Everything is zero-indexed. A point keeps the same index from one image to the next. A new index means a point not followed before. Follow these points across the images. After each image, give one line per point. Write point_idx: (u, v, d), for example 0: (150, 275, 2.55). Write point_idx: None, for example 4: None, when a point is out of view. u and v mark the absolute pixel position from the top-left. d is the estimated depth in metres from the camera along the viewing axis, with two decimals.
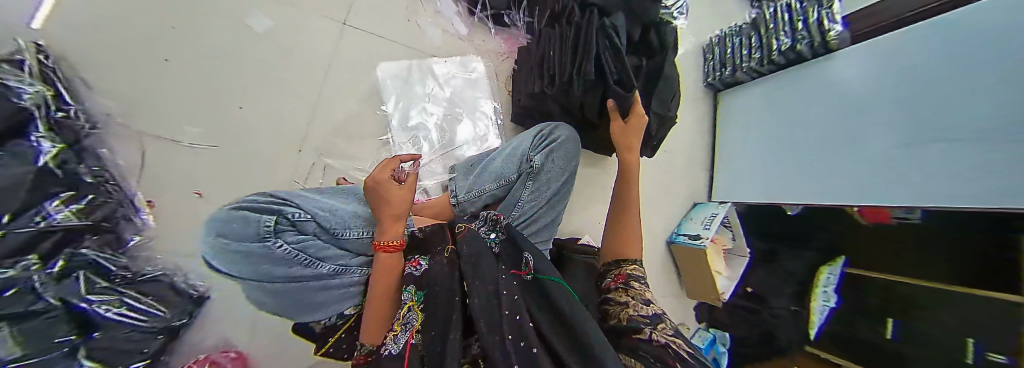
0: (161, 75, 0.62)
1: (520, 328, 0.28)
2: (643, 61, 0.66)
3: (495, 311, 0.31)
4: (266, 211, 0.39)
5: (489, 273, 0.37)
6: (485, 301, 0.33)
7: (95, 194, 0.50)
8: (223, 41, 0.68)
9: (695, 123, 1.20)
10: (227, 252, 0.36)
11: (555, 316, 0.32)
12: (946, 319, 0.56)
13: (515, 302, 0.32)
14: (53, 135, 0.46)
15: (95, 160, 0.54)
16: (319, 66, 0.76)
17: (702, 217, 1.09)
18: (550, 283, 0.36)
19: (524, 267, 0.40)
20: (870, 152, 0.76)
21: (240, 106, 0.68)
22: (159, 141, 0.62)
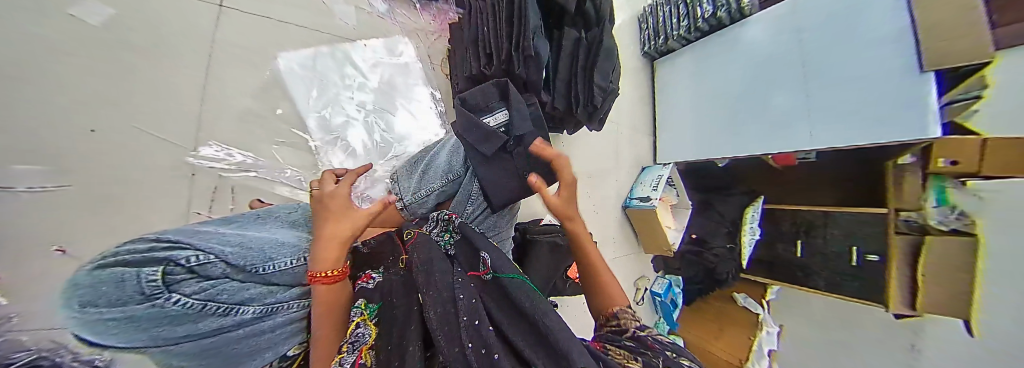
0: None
1: (482, 336, 0.24)
2: (581, 32, 0.66)
3: (449, 318, 0.27)
4: (149, 260, 0.26)
5: (442, 276, 0.32)
6: (441, 309, 0.28)
7: None
8: (51, 43, 0.51)
9: (635, 92, 1.24)
10: (94, 325, 0.24)
11: (517, 312, 0.28)
12: (847, 236, 0.80)
13: (473, 305, 0.28)
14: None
15: None
16: (204, 66, 0.63)
17: (649, 180, 1.16)
18: (510, 279, 0.32)
19: (482, 267, 0.36)
20: (779, 108, 0.87)
21: (93, 128, 0.54)
22: None
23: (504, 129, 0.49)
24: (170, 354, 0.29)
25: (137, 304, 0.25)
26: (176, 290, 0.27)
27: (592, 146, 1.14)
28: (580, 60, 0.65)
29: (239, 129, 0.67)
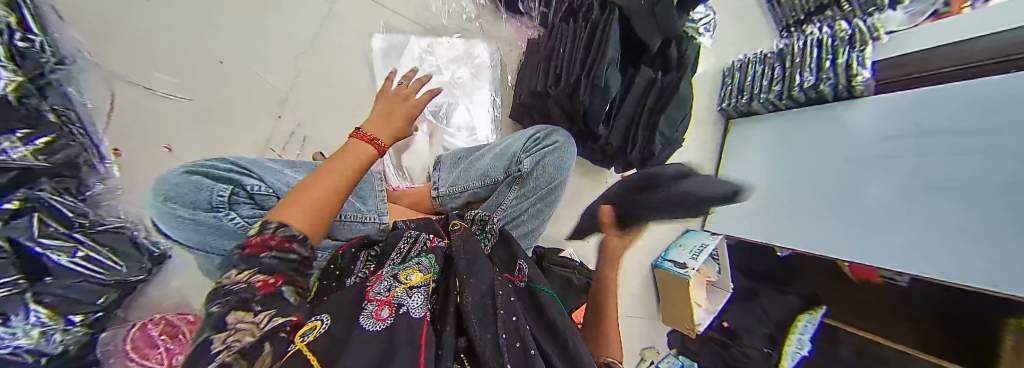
0: (137, 16, 0.62)
1: (517, 333, 0.29)
2: (658, 75, 0.64)
3: (488, 306, 0.31)
4: (222, 179, 0.34)
5: (485, 271, 0.36)
6: (477, 298, 0.32)
7: (57, 136, 0.46)
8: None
9: (699, 148, 1.15)
10: (171, 217, 0.33)
11: (545, 328, 0.33)
12: None
13: (510, 302, 0.32)
14: (15, 66, 0.42)
15: (60, 98, 0.50)
16: (313, 30, 0.75)
17: (692, 245, 1.06)
18: (544, 293, 0.36)
19: (517, 272, 0.40)
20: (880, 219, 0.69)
21: (220, 60, 0.68)
22: (127, 85, 0.62)
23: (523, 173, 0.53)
24: (213, 261, 0.37)
25: (202, 211, 0.33)
26: (231, 209, 0.34)
27: None
28: (649, 102, 0.64)
29: (321, 87, 0.75)
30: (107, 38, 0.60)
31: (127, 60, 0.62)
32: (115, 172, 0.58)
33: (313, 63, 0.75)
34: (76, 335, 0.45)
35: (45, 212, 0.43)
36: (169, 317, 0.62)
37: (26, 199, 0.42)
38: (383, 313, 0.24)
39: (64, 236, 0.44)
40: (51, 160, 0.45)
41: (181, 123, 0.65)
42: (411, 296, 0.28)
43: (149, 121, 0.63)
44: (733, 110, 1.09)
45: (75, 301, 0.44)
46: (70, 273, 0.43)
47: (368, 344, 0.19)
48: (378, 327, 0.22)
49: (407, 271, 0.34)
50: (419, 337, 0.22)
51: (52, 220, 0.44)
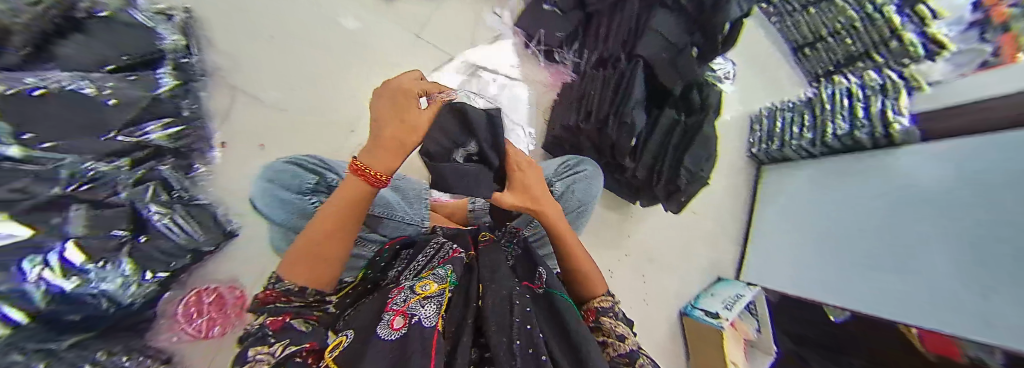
0: (260, 47, 0.75)
1: (530, 340, 0.31)
2: (681, 115, 0.68)
3: (507, 314, 0.33)
4: (311, 171, 0.44)
5: (504, 280, 0.38)
6: (496, 304, 0.34)
7: (187, 125, 0.62)
8: (317, 30, 0.79)
9: (730, 191, 1.13)
10: (269, 195, 0.42)
11: (563, 342, 0.33)
12: None
13: (525, 313, 0.34)
14: (176, 74, 0.60)
15: (193, 100, 0.65)
16: (390, 65, 0.83)
17: (726, 295, 1.00)
18: (559, 298, 0.37)
19: (537, 281, 0.42)
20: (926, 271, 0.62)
21: (315, 83, 0.78)
22: (247, 99, 0.74)
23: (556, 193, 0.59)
24: (286, 237, 0.44)
25: (293, 192, 0.42)
26: (313, 195, 0.43)
27: (662, 229, 1.05)
28: (674, 139, 0.68)
29: None
30: (236, 60, 0.73)
31: (248, 77, 0.74)
32: (217, 159, 0.70)
33: (385, 93, 0.83)
34: (147, 291, 0.53)
35: (161, 184, 0.55)
36: (222, 288, 0.70)
37: (149, 170, 0.54)
38: (397, 323, 0.25)
39: (166, 203, 0.54)
40: (178, 143, 0.60)
41: (274, 130, 0.76)
42: (424, 306, 0.29)
43: (252, 126, 0.74)
44: (764, 154, 1.08)
45: (156, 260, 0.52)
46: (161, 236, 0.53)
47: (383, 351, 0.21)
48: (393, 337, 0.23)
49: (423, 281, 0.35)
50: (433, 343, 0.23)
51: (161, 189, 0.55)
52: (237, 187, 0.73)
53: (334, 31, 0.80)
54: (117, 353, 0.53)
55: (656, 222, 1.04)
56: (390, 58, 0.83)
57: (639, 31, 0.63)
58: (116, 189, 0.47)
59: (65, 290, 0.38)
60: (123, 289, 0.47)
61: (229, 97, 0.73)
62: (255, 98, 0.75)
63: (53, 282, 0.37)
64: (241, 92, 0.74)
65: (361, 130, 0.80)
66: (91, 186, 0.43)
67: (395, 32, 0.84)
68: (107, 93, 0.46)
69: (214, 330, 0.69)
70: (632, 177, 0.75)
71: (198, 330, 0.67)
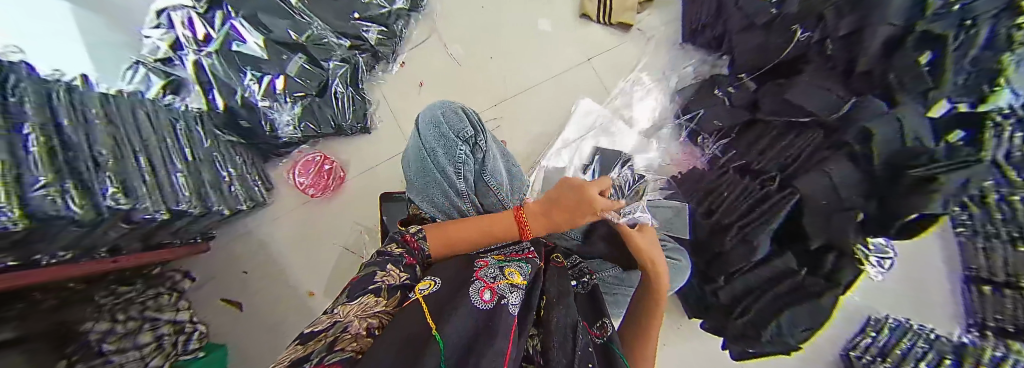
0: (470, 10, 0.89)
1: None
2: (801, 268, 0.59)
3: (570, 341, 0.32)
4: (474, 125, 0.48)
5: (570, 309, 0.36)
6: (562, 327, 0.33)
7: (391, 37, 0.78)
8: (515, 16, 0.90)
9: None
10: (434, 123, 0.47)
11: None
12: None
13: (587, 351, 0.33)
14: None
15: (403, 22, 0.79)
16: (553, 72, 0.90)
17: None
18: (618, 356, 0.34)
19: (597, 328, 0.39)
20: None
21: (491, 56, 0.88)
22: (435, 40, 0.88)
23: None
24: (423, 162, 0.49)
25: (452, 133, 0.47)
26: (464, 144, 0.47)
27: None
28: (779, 288, 0.60)
29: (526, 106, 0.88)
30: (449, 10, 0.88)
31: (447, 25, 0.88)
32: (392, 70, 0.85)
33: (534, 89, 0.89)
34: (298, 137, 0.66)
35: (350, 67, 0.71)
36: (335, 168, 0.80)
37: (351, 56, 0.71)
38: (487, 295, 0.26)
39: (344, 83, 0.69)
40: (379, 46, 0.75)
41: (438, 70, 0.86)
42: (512, 291, 0.29)
43: (426, 63, 0.86)
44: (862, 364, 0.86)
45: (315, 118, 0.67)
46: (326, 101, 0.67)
47: (471, 318, 0.22)
48: (484, 307, 0.24)
49: (509, 268, 0.34)
50: (512, 330, 0.23)
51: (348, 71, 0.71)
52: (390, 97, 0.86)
53: (530, 28, 0.90)
54: (247, 171, 0.65)
55: (700, 353, 0.90)
56: (558, 67, 0.90)
57: (807, 163, 0.56)
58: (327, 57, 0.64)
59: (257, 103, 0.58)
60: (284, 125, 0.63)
61: (427, 34, 0.87)
62: (445, 49, 0.87)
63: (254, 95, 0.57)
64: (437, 35, 0.87)
65: (500, 107, 0.87)
66: (316, 47, 0.62)
67: (574, 52, 0.91)
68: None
69: (310, 191, 0.80)
70: (712, 295, 0.69)
71: (298, 185, 0.80)
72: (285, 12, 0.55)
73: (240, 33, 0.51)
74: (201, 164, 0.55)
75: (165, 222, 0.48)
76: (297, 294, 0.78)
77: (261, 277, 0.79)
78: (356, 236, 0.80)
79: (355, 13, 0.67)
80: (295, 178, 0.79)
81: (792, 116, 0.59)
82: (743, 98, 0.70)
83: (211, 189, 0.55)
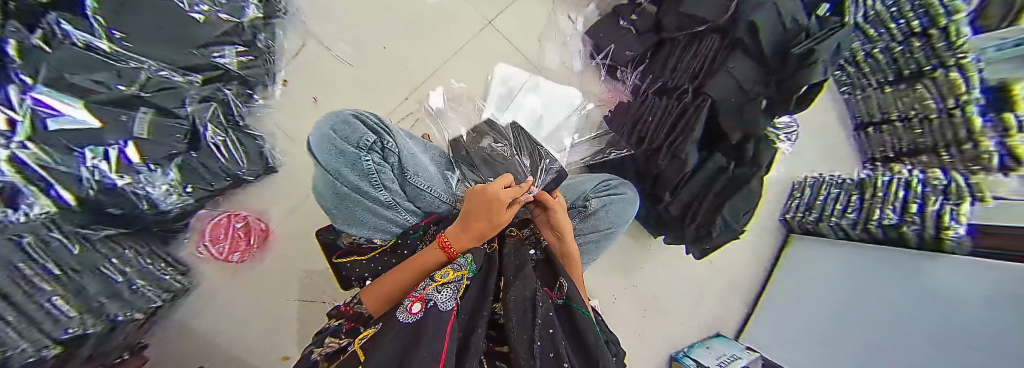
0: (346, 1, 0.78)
1: (553, 345, 0.30)
2: (730, 163, 0.64)
3: (529, 313, 0.33)
4: (370, 130, 0.45)
5: (530, 278, 0.37)
6: (521, 301, 0.34)
7: (260, 57, 0.64)
8: None
9: (750, 250, 1.07)
10: (326, 142, 0.43)
11: (580, 351, 0.34)
12: None
13: (550, 316, 0.33)
14: (261, 6, 0.63)
15: (269, 34, 0.67)
16: (458, 45, 0.83)
17: (720, 350, 0.91)
18: (579, 312, 0.36)
19: (556, 290, 0.40)
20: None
21: (384, 46, 0.80)
22: (317, 45, 0.77)
23: (582, 205, 0.60)
24: (333, 188, 0.45)
25: (350, 146, 0.44)
26: (368, 153, 0.44)
27: (680, 273, 1.01)
28: (714, 190, 0.66)
29: (441, 89, 0.82)
30: (321, 8, 0.77)
31: (327, 25, 0.77)
32: (277, 94, 0.73)
33: (445, 69, 0.82)
34: (185, 204, 0.54)
35: (221, 104, 0.56)
36: (251, 221, 0.73)
37: (214, 91, 0.55)
38: (415, 307, 0.28)
39: (221, 125, 0.56)
40: (248, 71, 0.62)
41: (333, 82, 0.77)
42: (441, 291, 0.30)
43: (316, 74, 0.77)
44: (797, 222, 1.01)
45: (199, 174, 0.54)
46: (208, 153, 0.54)
47: (399, 339, 0.24)
48: (409, 320, 0.26)
49: (442, 269, 0.36)
50: (449, 327, 0.26)
51: (221, 111, 0.56)
52: (289, 126, 0.76)
53: (417, 3, 0.81)
54: (142, 254, 0.55)
55: (670, 262, 1.00)
56: (460, 38, 0.84)
57: (712, 69, 0.60)
58: (184, 102, 0.48)
59: (116, 185, 0.40)
60: (166, 197, 0.48)
61: (302, 41, 0.76)
62: (330, 52, 0.77)
63: (107, 175, 0.38)
64: (317, 40, 0.76)
65: (416, 100, 0.81)
66: (163, 93, 0.45)
67: (471, 16, 0.84)
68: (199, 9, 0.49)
69: (235, 256, 0.72)
70: (664, 211, 0.74)
71: (217, 255, 0.72)
72: (97, 62, 0.37)
73: (50, 105, 0.32)
74: (84, 272, 0.42)
75: (65, 357, 0.39)
76: (269, 362, 0.72)
77: (218, 363, 0.71)
78: (309, 282, 0.75)
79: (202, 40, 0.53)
80: (210, 249, 0.71)
81: (691, 27, 0.65)
82: (647, 22, 0.74)
83: (108, 297, 0.44)
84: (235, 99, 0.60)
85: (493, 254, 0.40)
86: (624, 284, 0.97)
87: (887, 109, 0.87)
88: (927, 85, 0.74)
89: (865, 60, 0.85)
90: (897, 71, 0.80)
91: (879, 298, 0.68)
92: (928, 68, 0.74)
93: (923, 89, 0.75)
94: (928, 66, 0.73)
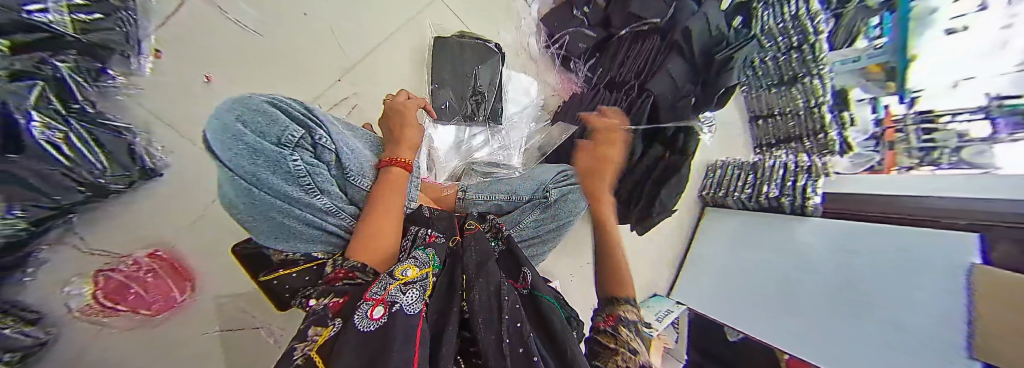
0: None
1: (521, 339, 0.26)
2: (666, 152, 0.72)
3: (493, 307, 0.29)
4: (296, 122, 0.38)
5: (492, 273, 0.34)
6: (485, 299, 0.30)
7: (111, 17, 0.47)
8: None
9: (674, 225, 1.22)
10: (229, 139, 0.31)
11: (550, 337, 0.30)
12: None
13: (516, 309, 0.30)
14: None
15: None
16: (398, 22, 0.75)
17: (655, 308, 1.05)
18: (545, 301, 0.35)
19: (522, 280, 0.40)
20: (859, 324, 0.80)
21: (305, 13, 0.67)
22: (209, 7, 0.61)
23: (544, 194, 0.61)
24: (249, 197, 0.34)
25: (271, 143, 0.34)
26: (296, 151, 0.37)
27: (622, 248, 1.13)
28: (655, 174, 0.73)
29: (379, 71, 0.73)
30: None
31: None
32: (148, 70, 0.55)
33: (382, 48, 0.73)
34: (15, 231, 0.39)
35: (49, 84, 0.39)
36: (154, 304, 0.56)
37: (39, 65, 0.38)
38: (376, 312, 0.21)
39: (56, 115, 0.39)
40: (89, 38, 0.44)
41: (236, 54, 0.62)
42: (406, 292, 0.25)
43: (203, 45, 0.60)
44: (710, 199, 1.18)
45: (35, 191, 0.38)
46: (47, 160, 0.38)
47: (353, 345, 0.17)
48: (371, 328, 0.19)
49: (403, 266, 0.31)
50: (416, 337, 0.19)
51: (52, 93, 0.39)
52: (172, 112, 0.58)
53: None
54: None
55: None
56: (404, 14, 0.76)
57: (654, 68, 0.65)
58: None
59: None
60: None
61: None
62: (226, 16, 0.62)
63: None
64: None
65: (351, 78, 0.70)
66: None
67: None
68: None
69: (117, 295, 0.53)
70: (613, 196, 0.80)
71: (118, 277, 0.54)
72: None
73: None
74: None
75: None
76: None
77: None
78: (229, 309, 0.63)
79: None
80: (129, 272, 0.55)
81: (635, 25, 0.70)
82: (597, 16, 0.78)
83: None
84: (66, 73, 0.41)
85: (455, 250, 0.41)
86: (576, 264, 1.04)
87: (771, 106, 1.05)
88: (800, 90, 0.92)
89: (765, 62, 0.97)
90: (780, 77, 0.96)
91: (770, 260, 0.87)
92: (799, 76, 0.91)
93: (797, 92, 0.93)
94: (799, 73, 0.91)
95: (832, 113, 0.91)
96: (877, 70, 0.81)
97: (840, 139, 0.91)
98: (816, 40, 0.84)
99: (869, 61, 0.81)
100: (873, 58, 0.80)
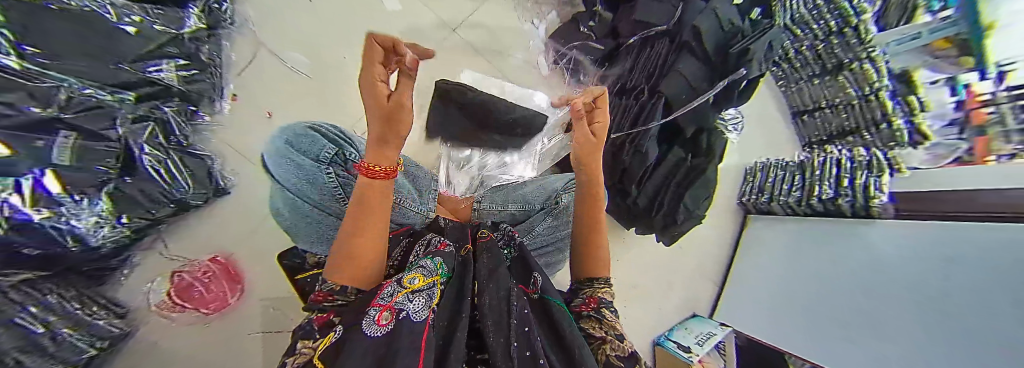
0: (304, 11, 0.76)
1: (529, 344, 0.26)
2: (689, 155, 0.70)
3: (504, 313, 0.28)
4: (333, 141, 0.43)
5: (501, 278, 0.32)
6: (494, 306, 0.29)
7: (206, 69, 0.60)
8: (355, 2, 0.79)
9: (713, 235, 1.11)
10: (281, 159, 0.40)
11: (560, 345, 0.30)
12: None
13: (525, 314, 0.29)
14: (203, 17, 0.59)
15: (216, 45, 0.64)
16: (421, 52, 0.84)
17: (698, 330, 0.95)
18: (554, 305, 0.33)
19: (532, 285, 0.38)
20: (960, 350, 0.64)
21: (345, 55, 0.78)
22: (272, 57, 0.74)
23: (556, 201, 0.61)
24: (295, 205, 0.42)
25: (309, 159, 0.41)
26: (331, 166, 0.42)
27: (653, 260, 1.05)
28: (678, 176, 0.70)
29: None
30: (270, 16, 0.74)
31: (273, 34, 0.74)
32: (226, 109, 0.68)
33: None
34: (118, 237, 0.49)
35: (158, 122, 0.51)
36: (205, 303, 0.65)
37: (151, 109, 0.50)
38: (383, 318, 0.21)
39: (161, 147, 0.50)
40: (189, 87, 0.56)
41: (291, 93, 0.75)
42: (414, 299, 0.24)
43: (265, 87, 0.73)
44: (752, 205, 1.07)
45: (135, 204, 0.49)
46: (146, 178, 0.49)
47: (355, 355, 0.17)
48: (377, 335, 0.20)
49: (410, 274, 0.30)
50: (423, 341, 0.19)
51: (159, 131, 0.51)
52: (239, 142, 0.71)
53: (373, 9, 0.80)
54: (69, 299, 0.47)
55: (644, 252, 1.05)
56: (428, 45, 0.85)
57: (665, 69, 0.65)
58: (114, 124, 0.42)
59: (32, 220, 0.34)
60: (94, 231, 0.44)
61: (252, 50, 0.73)
62: (284, 63, 0.75)
63: (20, 211, 0.33)
64: (268, 50, 0.74)
65: None
66: (89, 114, 0.39)
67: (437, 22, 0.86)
68: (125, 20, 0.43)
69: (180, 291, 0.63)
70: (632, 204, 0.77)
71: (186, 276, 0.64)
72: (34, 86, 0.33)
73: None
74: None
75: None
76: None
77: None
78: (270, 312, 0.70)
79: (121, 64, 0.43)
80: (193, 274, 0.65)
81: (644, 32, 0.72)
82: (604, 29, 0.82)
83: (23, 352, 0.38)
84: (170, 114, 0.53)
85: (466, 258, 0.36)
86: None
87: (817, 99, 0.97)
88: (847, 76, 0.85)
89: (795, 57, 0.94)
90: (822, 65, 0.90)
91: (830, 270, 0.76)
92: (846, 62, 0.84)
93: (843, 80, 0.87)
94: (846, 60, 0.84)
95: (894, 101, 0.82)
96: (946, 45, 0.70)
97: (909, 129, 0.81)
98: (859, 22, 0.78)
99: (931, 38, 0.71)
100: (937, 33, 0.70)
